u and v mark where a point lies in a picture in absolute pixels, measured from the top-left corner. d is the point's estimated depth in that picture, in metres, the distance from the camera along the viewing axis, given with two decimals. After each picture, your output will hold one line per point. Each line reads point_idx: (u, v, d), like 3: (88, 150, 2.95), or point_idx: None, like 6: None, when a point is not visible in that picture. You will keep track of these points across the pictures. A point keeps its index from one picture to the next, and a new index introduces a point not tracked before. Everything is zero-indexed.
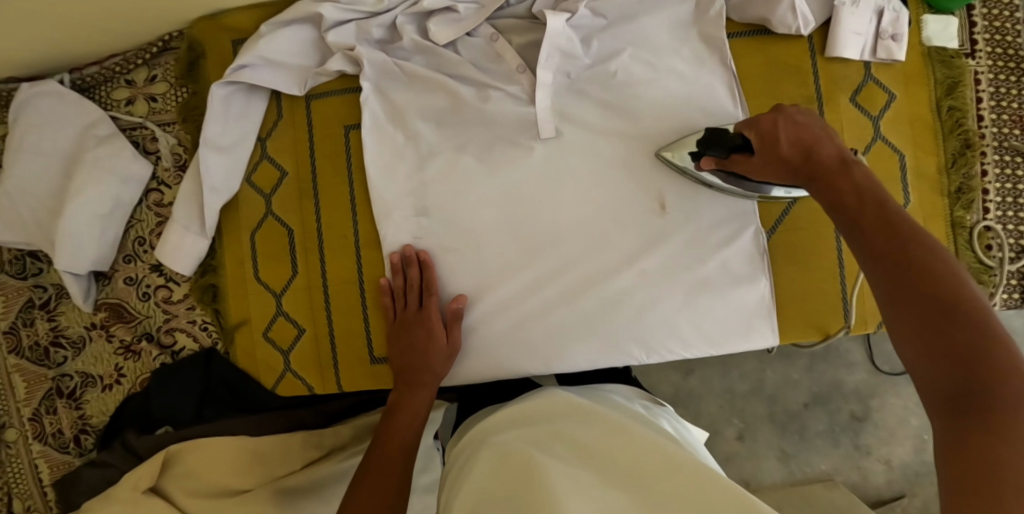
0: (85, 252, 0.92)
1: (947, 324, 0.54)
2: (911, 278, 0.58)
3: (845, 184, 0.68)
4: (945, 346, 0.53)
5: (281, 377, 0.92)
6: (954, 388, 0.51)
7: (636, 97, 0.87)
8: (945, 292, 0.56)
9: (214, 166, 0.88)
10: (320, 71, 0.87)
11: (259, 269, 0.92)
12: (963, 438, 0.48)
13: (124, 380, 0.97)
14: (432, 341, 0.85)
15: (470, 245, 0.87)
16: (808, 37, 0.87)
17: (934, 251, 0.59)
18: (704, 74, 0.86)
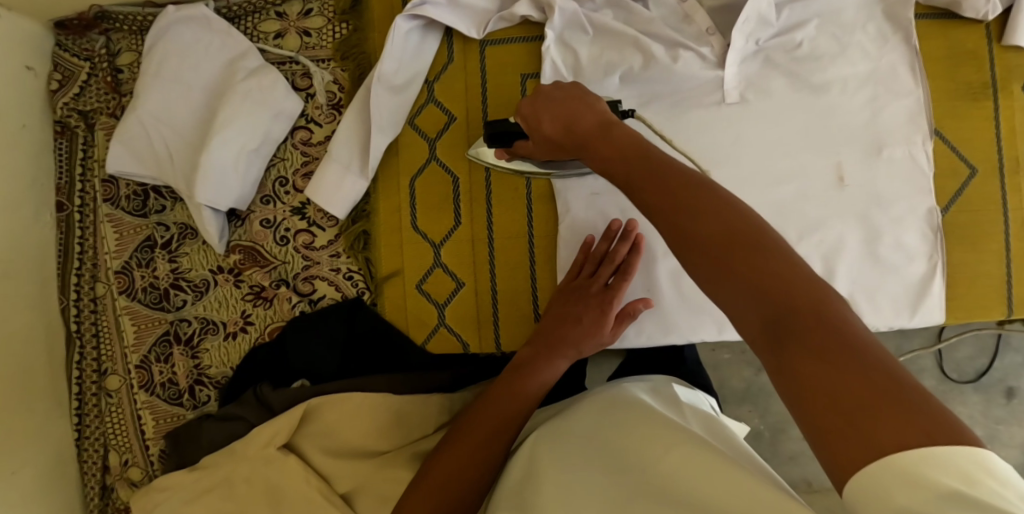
0: (229, 188, 0.86)
1: (735, 263, 0.48)
2: (689, 227, 0.51)
3: (608, 140, 0.62)
4: (743, 282, 0.47)
5: (433, 332, 0.87)
6: (771, 319, 0.46)
7: (819, 68, 0.86)
8: (719, 232, 0.50)
9: (383, 105, 0.84)
10: (506, 14, 0.84)
11: (417, 217, 0.87)
12: (791, 375, 0.43)
13: (250, 328, 0.91)
14: (596, 323, 0.80)
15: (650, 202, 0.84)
16: (986, 25, 0.88)
17: (693, 187, 0.54)
18: (889, 53, 0.87)
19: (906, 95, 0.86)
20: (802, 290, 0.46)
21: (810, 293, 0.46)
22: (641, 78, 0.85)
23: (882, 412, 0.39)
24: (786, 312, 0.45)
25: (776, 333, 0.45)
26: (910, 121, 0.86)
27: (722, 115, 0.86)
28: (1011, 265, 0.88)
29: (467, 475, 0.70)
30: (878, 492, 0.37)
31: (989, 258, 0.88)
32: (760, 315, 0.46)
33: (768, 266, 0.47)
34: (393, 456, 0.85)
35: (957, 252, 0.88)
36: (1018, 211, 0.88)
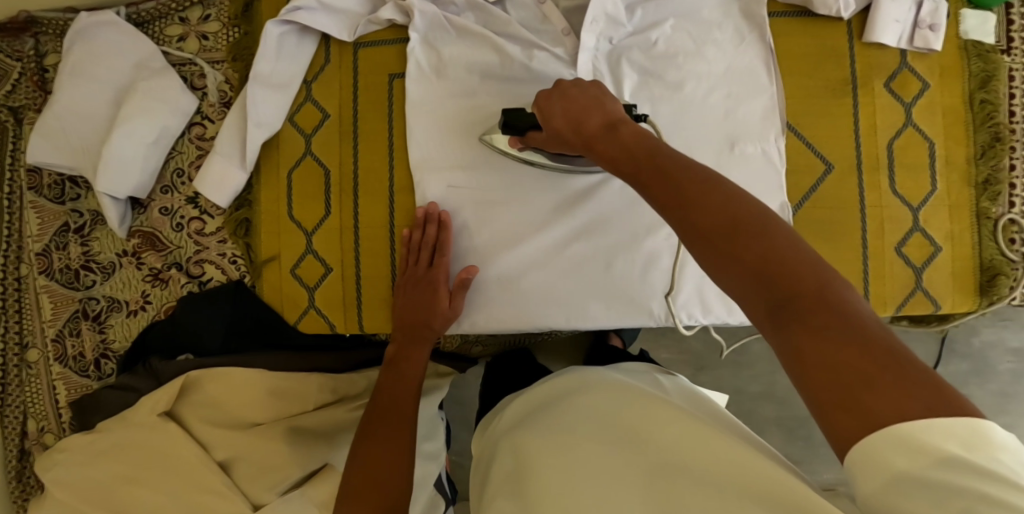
0: (128, 178, 0.95)
1: (740, 252, 0.51)
2: (698, 218, 0.53)
3: (622, 136, 0.64)
4: (750, 269, 0.50)
5: (305, 314, 0.94)
6: (775, 302, 0.49)
7: (675, 67, 0.89)
8: (727, 221, 0.52)
9: (263, 103, 0.92)
10: (371, 18, 0.90)
11: (293, 206, 0.94)
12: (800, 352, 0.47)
13: (149, 307, 0.99)
14: (433, 300, 0.87)
15: (505, 197, 0.89)
16: (847, 22, 0.89)
17: (694, 178, 0.56)
18: (748, 52, 0.88)
19: (760, 93, 0.88)
20: (806, 276, 0.49)
21: (816, 279, 0.49)
22: (500, 78, 0.90)
23: (883, 384, 0.44)
24: (790, 295, 0.48)
25: (781, 315, 0.48)
26: (765, 119, 0.88)
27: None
28: (868, 262, 0.89)
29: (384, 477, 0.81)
30: (879, 461, 0.43)
31: (848, 254, 0.88)
32: (766, 298, 0.49)
33: (771, 253, 0.50)
34: (268, 428, 0.95)
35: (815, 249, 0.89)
36: (877, 208, 0.88)
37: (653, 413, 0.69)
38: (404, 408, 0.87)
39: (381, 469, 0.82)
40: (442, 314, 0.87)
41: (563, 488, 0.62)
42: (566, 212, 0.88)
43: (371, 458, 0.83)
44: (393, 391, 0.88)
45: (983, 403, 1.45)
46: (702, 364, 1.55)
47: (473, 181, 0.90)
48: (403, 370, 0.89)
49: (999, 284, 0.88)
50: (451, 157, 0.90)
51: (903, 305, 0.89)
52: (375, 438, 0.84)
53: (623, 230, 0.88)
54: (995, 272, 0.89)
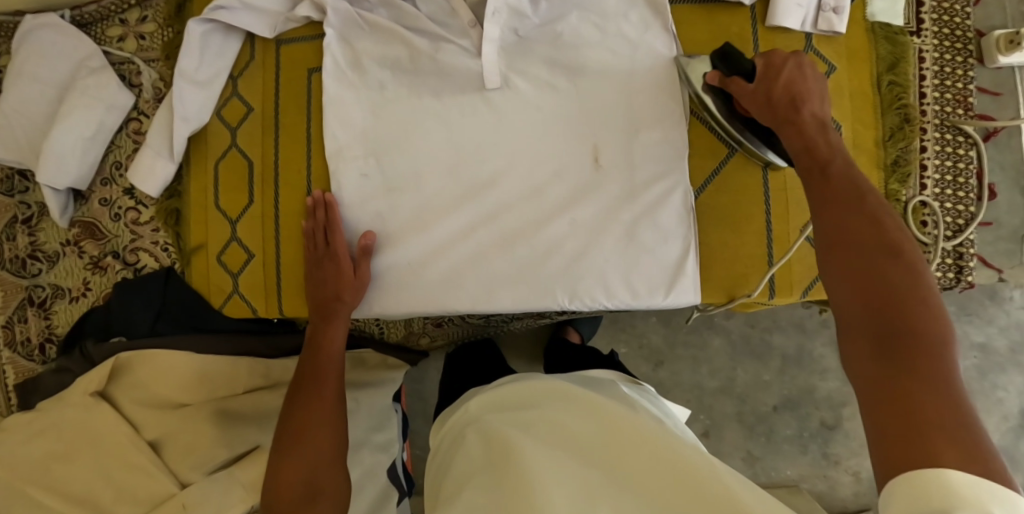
0: (67, 171, 0.99)
1: (881, 276, 0.59)
2: (850, 235, 0.63)
3: (816, 137, 0.71)
4: (872, 291, 0.59)
5: (229, 299, 0.98)
6: (887, 330, 0.56)
7: (579, 55, 0.90)
8: (870, 242, 0.62)
9: (188, 97, 0.96)
10: (289, 16, 0.94)
11: (220, 197, 0.98)
12: (882, 372, 0.55)
13: (90, 293, 1.04)
14: (339, 276, 0.90)
15: (415, 184, 0.92)
16: (751, 7, 0.90)
17: (865, 202, 0.64)
18: (652, 38, 0.89)
19: (664, 80, 0.89)
20: (926, 320, 0.56)
21: (931, 328, 0.55)
22: (409, 70, 0.93)
23: (942, 428, 0.48)
24: (901, 323, 0.56)
25: (891, 341, 0.56)
26: (667, 105, 0.89)
27: (484, 101, 0.91)
28: (773, 247, 0.89)
29: (321, 450, 0.85)
30: (909, 483, 0.46)
31: (751, 239, 0.89)
32: (874, 319, 0.57)
33: (899, 291, 0.58)
34: (195, 411, 0.98)
35: (718, 233, 0.89)
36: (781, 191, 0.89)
37: (628, 424, 0.73)
38: (322, 379, 0.90)
39: (306, 437, 0.85)
40: (351, 292, 0.90)
41: (533, 477, 0.66)
42: (474, 197, 0.91)
43: (298, 428, 0.86)
44: (315, 364, 0.90)
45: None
46: (661, 358, 1.58)
47: (383, 168, 0.92)
48: (323, 347, 0.91)
49: None
50: (364, 145, 0.93)
51: (809, 289, 0.89)
52: (299, 411, 0.87)
53: (529, 216, 0.91)
54: None
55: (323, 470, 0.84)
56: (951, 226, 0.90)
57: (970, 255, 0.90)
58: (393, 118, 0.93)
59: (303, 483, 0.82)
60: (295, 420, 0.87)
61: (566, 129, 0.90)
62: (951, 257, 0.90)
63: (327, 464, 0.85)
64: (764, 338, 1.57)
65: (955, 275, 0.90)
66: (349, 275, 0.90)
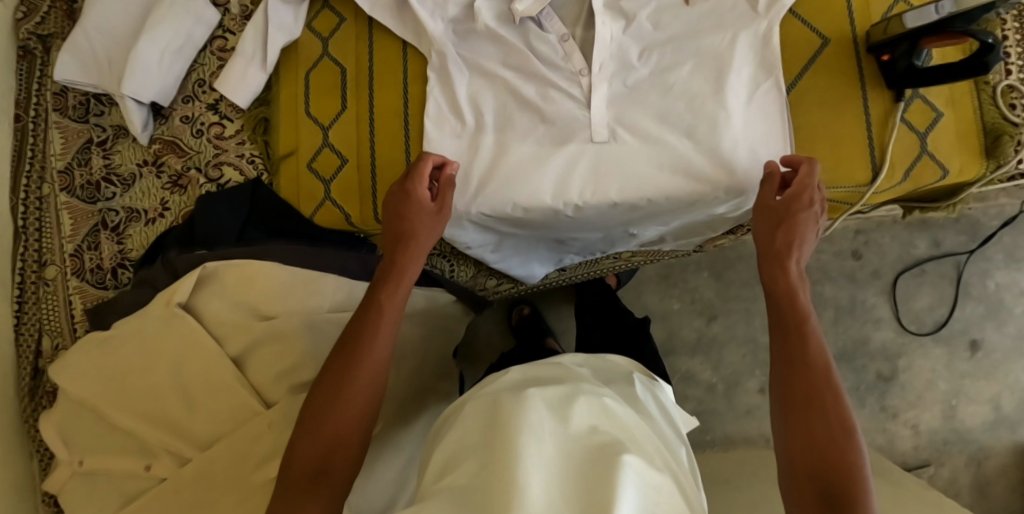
0: (151, 85, 0.98)
1: (814, 407, 0.71)
2: (810, 398, 0.71)
3: (797, 290, 0.78)
4: (805, 417, 0.71)
5: (321, 206, 0.96)
6: (819, 465, 0.68)
7: (687, 112, 0.88)
8: (812, 394, 0.72)
9: (283, 10, 0.97)
10: None
11: (311, 104, 0.97)
12: (801, 499, 0.67)
13: (167, 214, 1.02)
14: (418, 207, 0.84)
15: (522, 171, 0.90)
16: None
17: (817, 345, 0.75)
18: (769, 67, 0.89)
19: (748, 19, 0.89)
20: (836, 459, 0.68)
21: (844, 470, 0.67)
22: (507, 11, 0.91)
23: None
24: (829, 480, 0.67)
25: (825, 501, 0.66)
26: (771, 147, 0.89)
27: (591, 152, 0.90)
28: (874, 130, 0.90)
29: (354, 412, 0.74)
30: None
31: (854, 123, 0.90)
32: (816, 478, 0.67)
33: (823, 430, 0.69)
34: (283, 322, 0.94)
35: (820, 118, 0.90)
36: (877, 75, 0.91)
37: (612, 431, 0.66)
38: (360, 349, 0.76)
39: (327, 412, 0.73)
40: (406, 243, 0.83)
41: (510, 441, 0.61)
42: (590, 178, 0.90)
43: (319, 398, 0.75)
44: (354, 333, 0.78)
45: (996, 351, 1.49)
46: (714, 312, 1.57)
47: (501, 213, 0.91)
48: (372, 313, 0.79)
49: (1003, 144, 0.89)
50: (465, 192, 0.91)
51: (909, 171, 0.90)
52: (307, 421, 0.74)
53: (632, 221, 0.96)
54: (999, 133, 0.90)
55: (348, 443, 0.73)
56: None
57: None
58: (494, 170, 0.91)
59: (322, 454, 0.72)
60: (327, 392, 0.74)
61: (674, 188, 0.89)
62: None
63: (355, 438, 0.74)
64: (816, 290, 1.52)
65: None
66: (401, 244, 0.83)
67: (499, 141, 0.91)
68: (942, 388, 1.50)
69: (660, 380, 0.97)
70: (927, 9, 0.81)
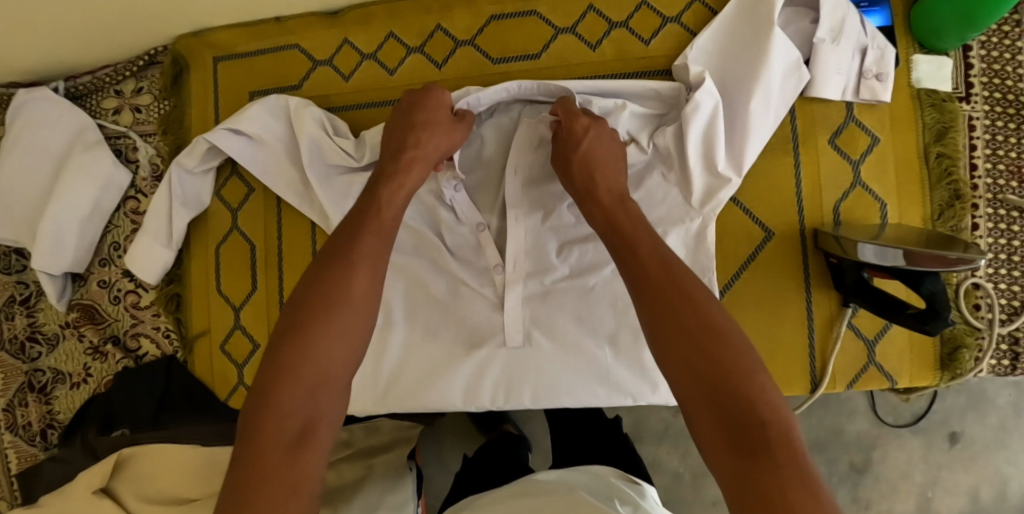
0: (64, 254, 0.95)
1: (700, 337, 0.57)
2: (687, 333, 0.57)
3: (613, 213, 0.69)
4: (693, 359, 0.56)
5: (235, 390, 0.94)
6: (723, 391, 0.54)
7: (609, 317, 0.85)
8: (702, 333, 0.57)
9: (187, 182, 0.91)
10: (296, 110, 0.87)
11: (221, 282, 0.94)
12: (719, 462, 0.53)
13: (90, 380, 0.99)
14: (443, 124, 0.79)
15: (433, 367, 0.87)
16: (789, 113, 0.84)
17: (663, 263, 0.63)
18: (703, 269, 0.79)
19: (677, 214, 0.81)
20: (732, 358, 0.56)
21: (744, 377, 0.55)
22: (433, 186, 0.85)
23: (783, 474, 0.50)
24: (742, 407, 0.53)
25: (745, 443, 0.52)
26: None
27: (502, 354, 0.86)
28: (815, 337, 0.82)
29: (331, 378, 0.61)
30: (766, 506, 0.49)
31: (792, 329, 0.82)
32: (729, 430, 0.53)
33: (712, 349, 0.56)
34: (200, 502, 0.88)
35: (756, 320, 0.82)
36: (821, 276, 0.82)
37: None
38: (350, 266, 0.65)
39: (311, 342, 0.61)
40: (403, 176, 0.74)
41: None
42: (496, 376, 0.86)
43: (303, 318, 0.62)
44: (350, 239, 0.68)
45: (981, 433, 1.06)
46: None
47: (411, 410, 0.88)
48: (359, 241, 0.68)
49: (962, 357, 0.81)
50: (375, 391, 0.88)
51: (855, 382, 0.82)
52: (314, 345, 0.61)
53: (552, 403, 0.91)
54: (957, 344, 0.82)
55: (331, 389, 0.61)
56: (1006, 308, 0.82)
57: None
58: (403, 369, 0.88)
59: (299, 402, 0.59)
60: (308, 311, 0.63)
61: (591, 397, 0.86)
62: (1006, 342, 0.83)
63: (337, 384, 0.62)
64: None
65: (1010, 362, 0.83)
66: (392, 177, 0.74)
67: (404, 340, 0.88)
68: (916, 480, 1.07)
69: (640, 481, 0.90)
70: (882, 248, 0.68)
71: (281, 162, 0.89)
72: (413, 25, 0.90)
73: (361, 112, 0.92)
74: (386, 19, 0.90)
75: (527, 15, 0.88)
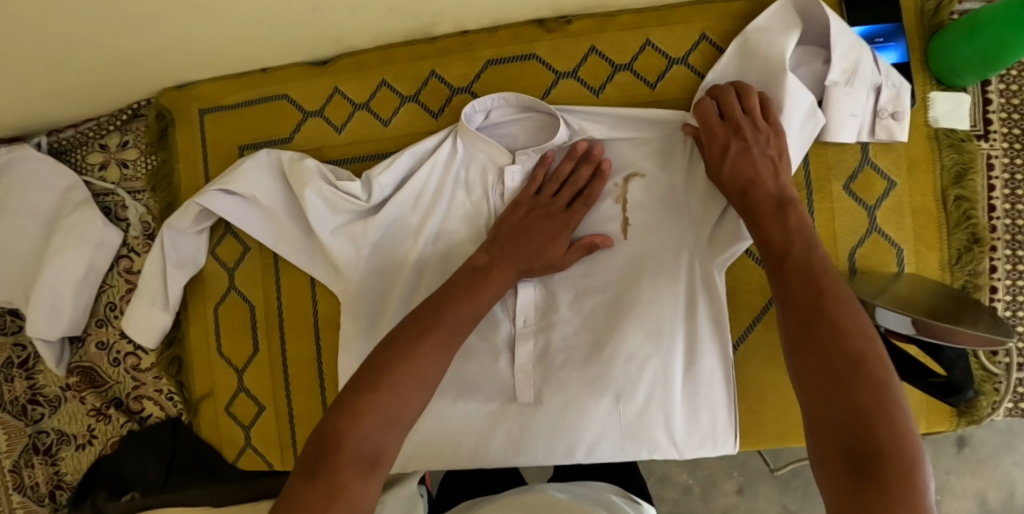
0: (60, 318, 0.92)
1: (828, 332, 0.55)
2: (814, 327, 0.55)
3: (769, 221, 0.67)
4: (822, 353, 0.54)
5: (242, 452, 0.92)
6: (847, 392, 0.51)
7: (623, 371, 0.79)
8: (832, 328, 0.55)
9: (182, 242, 0.88)
10: (290, 161, 0.84)
11: (222, 344, 0.92)
12: (827, 478, 0.49)
13: (95, 441, 0.97)
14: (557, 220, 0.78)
15: (435, 420, 0.84)
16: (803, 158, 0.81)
17: (812, 269, 0.60)
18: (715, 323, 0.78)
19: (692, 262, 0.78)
20: (863, 367, 0.52)
21: (872, 387, 0.51)
22: (454, 236, 0.82)
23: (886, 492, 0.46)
24: (866, 412, 0.50)
25: (858, 448, 0.49)
26: (712, 411, 0.80)
27: (513, 412, 0.82)
28: None
29: (397, 414, 0.60)
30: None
31: None
32: (848, 440, 0.49)
33: (843, 350, 0.53)
34: None
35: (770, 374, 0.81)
36: None
37: None
38: (438, 313, 0.68)
39: (393, 380, 0.61)
40: (490, 282, 0.73)
41: None
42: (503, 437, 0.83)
43: (386, 356, 0.63)
44: (440, 300, 0.70)
45: (989, 438, 1.02)
46: None
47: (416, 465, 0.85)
48: (453, 304, 0.70)
49: (978, 405, 0.80)
50: None
51: None
52: (392, 383, 0.61)
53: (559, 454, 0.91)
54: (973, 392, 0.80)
55: (390, 442, 0.59)
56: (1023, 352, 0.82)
57: None
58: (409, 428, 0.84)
59: (366, 451, 0.58)
60: (390, 354, 0.63)
61: (607, 454, 0.81)
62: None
63: (405, 426, 0.61)
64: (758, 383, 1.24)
65: None
66: (483, 273, 0.74)
67: None
68: None
69: (641, 501, 0.88)
70: (904, 319, 0.67)
71: (275, 220, 0.85)
72: (406, 72, 0.86)
73: (356, 166, 0.88)
74: (379, 65, 0.86)
75: (526, 58, 0.84)
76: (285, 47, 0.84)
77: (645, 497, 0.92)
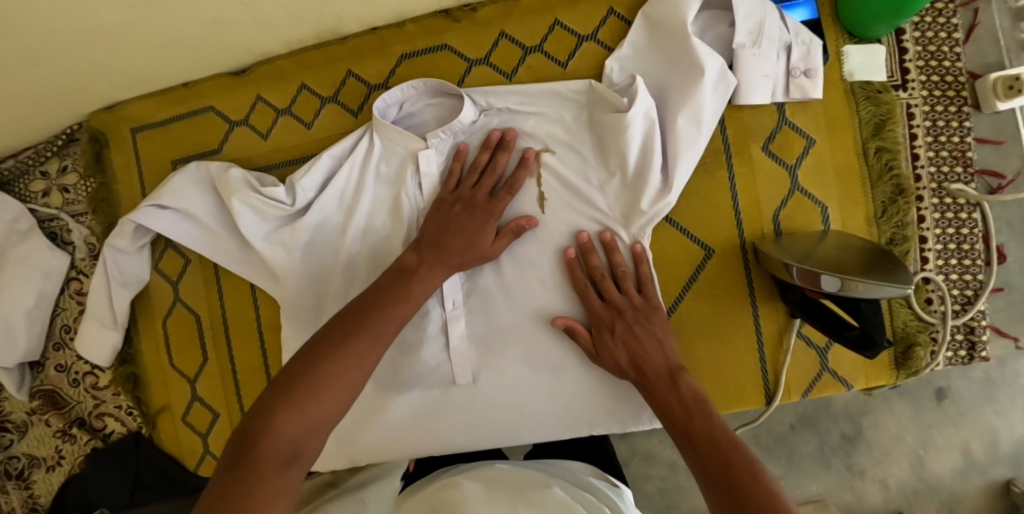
0: (16, 346, 0.94)
1: (704, 436, 0.63)
2: (691, 434, 0.64)
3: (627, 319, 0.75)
4: (701, 452, 0.62)
5: (202, 460, 0.94)
6: (724, 474, 0.59)
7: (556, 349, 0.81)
8: (701, 433, 0.63)
9: (125, 261, 0.90)
10: (219, 173, 0.84)
11: (174, 357, 0.94)
12: None
13: (64, 462, 0.99)
14: (480, 214, 0.76)
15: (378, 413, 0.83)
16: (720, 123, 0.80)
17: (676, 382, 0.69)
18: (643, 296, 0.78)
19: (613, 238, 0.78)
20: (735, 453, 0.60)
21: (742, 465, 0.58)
22: (380, 232, 0.82)
23: None
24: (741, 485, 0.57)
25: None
26: None
27: (451, 397, 0.83)
28: (766, 351, 0.81)
29: (320, 413, 0.60)
30: None
31: (742, 347, 0.81)
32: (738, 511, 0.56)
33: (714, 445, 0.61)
34: None
35: (706, 341, 0.80)
36: (767, 290, 0.80)
37: None
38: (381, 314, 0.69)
39: (320, 376, 0.62)
40: (420, 282, 0.73)
41: None
42: (448, 425, 0.83)
43: (313, 354, 0.64)
44: (369, 301, 0.70)
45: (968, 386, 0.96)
46: None
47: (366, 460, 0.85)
48: (380, 305, 0.69)
49: (916, 355, 0.80)
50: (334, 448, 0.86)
51: (809, 391, 0.81)
52: (320, 384, 0.62)
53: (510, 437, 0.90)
54: (910, 343, 0.80)
55: (313, 440, 0.60)
56: (959, 298, 0.82)
57: (982, 328, 0.82)
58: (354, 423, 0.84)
59: (289, 448, 0.57)
60: (316, 351, 0.64)
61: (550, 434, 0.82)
62: (961, 332, 0.82)
63: (327, 424, 0.61)
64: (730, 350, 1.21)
65: (966, 353, 0.83)
66: (409, 274, 0.73)
67: None
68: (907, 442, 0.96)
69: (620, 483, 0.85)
70: (817, 275, 0.67)
71: (208, 230, 0.86)
72: (323, 74, 0.87)
73: (284, 170, 0.89)
74: (297, 70, 0.88)
75: (437, 50, 0.85)
76: (201, 61, 0.86)
77: (617, 476, 0.89)
